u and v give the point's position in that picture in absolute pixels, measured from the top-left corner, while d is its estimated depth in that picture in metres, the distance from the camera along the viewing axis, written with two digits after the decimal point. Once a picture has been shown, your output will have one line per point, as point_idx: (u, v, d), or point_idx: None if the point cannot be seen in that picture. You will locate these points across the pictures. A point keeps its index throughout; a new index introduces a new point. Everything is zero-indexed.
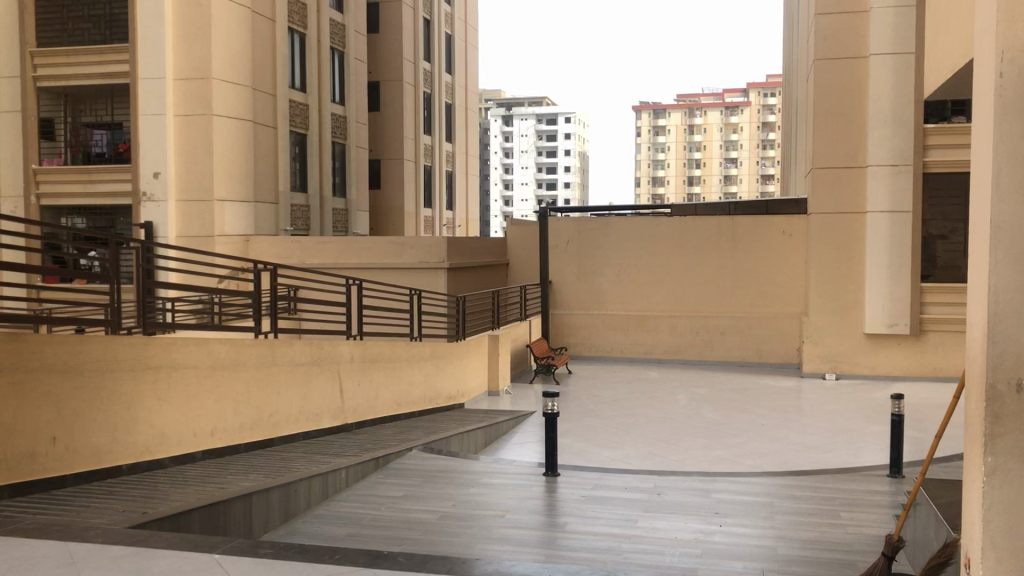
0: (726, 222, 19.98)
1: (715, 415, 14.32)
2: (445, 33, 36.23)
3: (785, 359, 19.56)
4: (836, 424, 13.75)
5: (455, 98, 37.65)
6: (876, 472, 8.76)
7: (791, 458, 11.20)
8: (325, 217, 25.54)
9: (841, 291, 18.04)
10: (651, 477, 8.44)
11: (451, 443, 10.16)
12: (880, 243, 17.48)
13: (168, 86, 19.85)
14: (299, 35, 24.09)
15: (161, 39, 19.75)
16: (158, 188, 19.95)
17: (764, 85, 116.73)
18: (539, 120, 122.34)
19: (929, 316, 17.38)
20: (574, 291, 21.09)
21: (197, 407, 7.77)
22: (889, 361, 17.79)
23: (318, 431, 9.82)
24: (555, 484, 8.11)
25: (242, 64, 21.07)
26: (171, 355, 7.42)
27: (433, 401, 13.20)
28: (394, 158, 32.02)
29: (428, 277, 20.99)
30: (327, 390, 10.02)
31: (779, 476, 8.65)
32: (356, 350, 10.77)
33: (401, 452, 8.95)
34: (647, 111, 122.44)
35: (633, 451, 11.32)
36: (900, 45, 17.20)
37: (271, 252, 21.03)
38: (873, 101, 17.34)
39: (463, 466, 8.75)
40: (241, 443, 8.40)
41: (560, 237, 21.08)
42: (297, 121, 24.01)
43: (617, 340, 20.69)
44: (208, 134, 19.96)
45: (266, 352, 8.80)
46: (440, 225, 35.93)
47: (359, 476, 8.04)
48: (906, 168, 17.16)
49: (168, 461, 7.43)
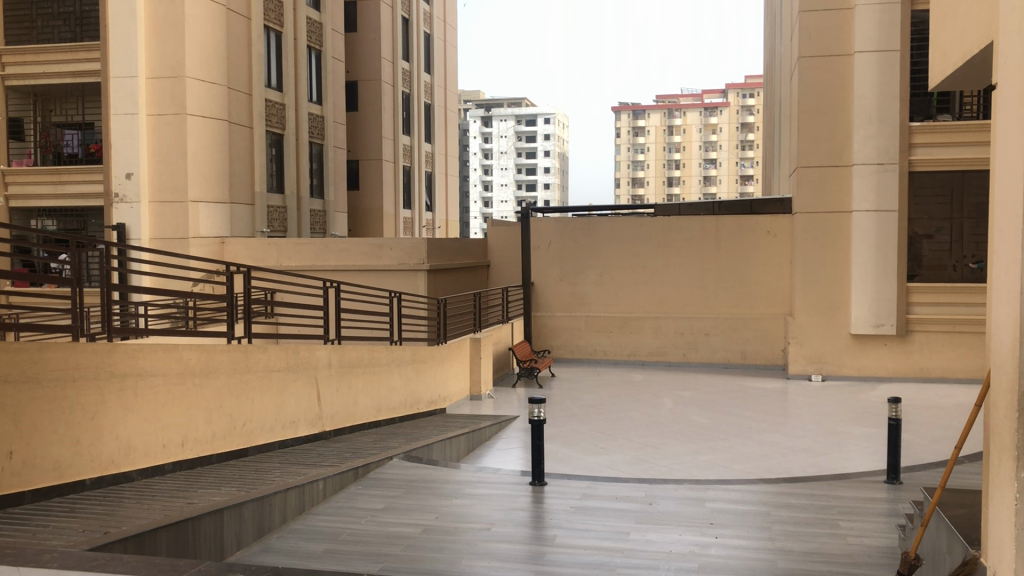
0: (710, 222, 19.76)
1: (702, 418, 14.06)
2: (424, 33, 35.83)
3: (771, 360, 19.35)
4: (825, 426, 13.52)
5: (434, 98, 37.28)
6: (872, 478, 8.51)
7: (782, 462, 10.94)
8: (303, 218, 25.12)
9: (826, 291, 17.86)
10: (642, 486, 8.14)
11: (433, 450, 9.83)
12: (865, 243, 17.33)
13: (141, 85, 19.42)
14: (275, 34, 23.65)
15: (134, 37, 19.32)
16: (131, 189, 19.48)
17: (744, 87, 117.38)
18: (519, 121, 122.13)
19: (915, 316, 17.26)
20: (557, 293, 20.78)
21: (166, 416, 7.40)
22: (875, 362, 17.63)
23: (295, 440, 9.44)
24: (542, 494, 7.79)
25: (217, 63, 20.62)
26: (137, 362, 7.05)
27: (413, 406, 12.84)
28: (372, 159, 31.62)
29: (408, 280, 20.62)
30: (304, 397, 9.65)
31: (773, 482, 8.38)
32: (334, 355, 10.41)
33: (381, 461, 8.60)
34: (626, 112, 122.39)
35: (621, 456, 11.01)
36: (885, 42, 17.04)
37: (248, 254, 20.59)
38: (858, 99, 17.19)
39: (446, 475, 8.41)
40: (212, 454, 8.01)
41: (542, 238, 20.78)
42: (274, 121, 23.58)
43: (600, 342, 20.40)
44: (182, 134, 19.48)
45: (239, 358, 8.43)
46: (419, 226, 35.57)
47: (338, 488, 7.68)
48: (891, 167, 17.07)
49: (133, 474, 7.03)
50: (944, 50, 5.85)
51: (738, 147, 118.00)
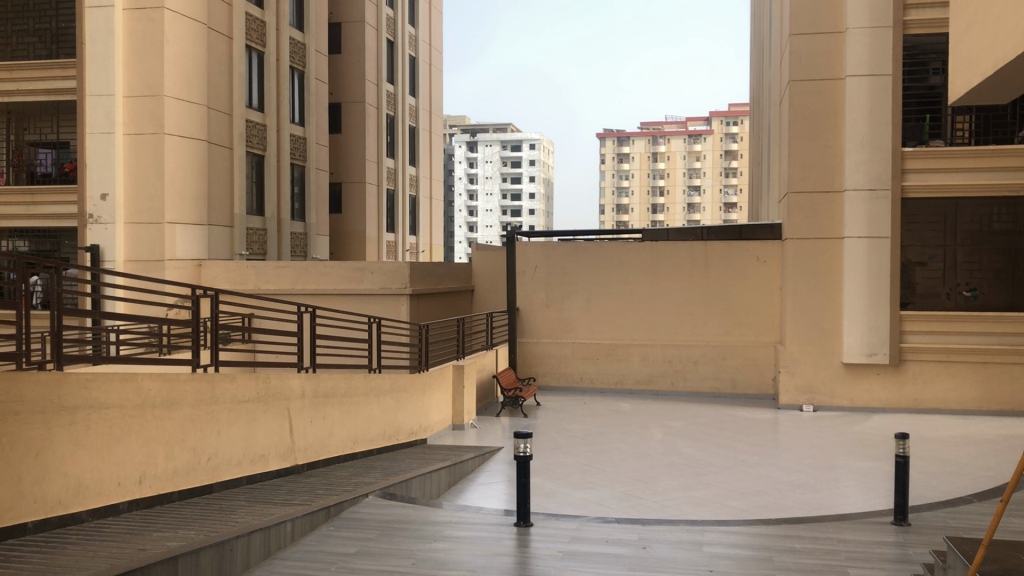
0: (699, 247, 19.41)
1: (693, 450, 13.55)
2: (409, 56, 35.48)
3: (761, 390, 18.90)
4: (818, 459, 13.08)
5: (419, 121, 36.88)
6: (878, 519, 8.00)
7: (779, 499, 10.44)
8: (283, 241, 24.57)
9: (818, 319, 17.43)
10: (634, 528, 7.61)
11: (411, 486, 9.27)
12: (858, 269, 16.99)
13: (118, 103, 18.94)
14: (257, 54, 23.22)
15: (112, 55, 18.87)
16: (106, 210, 18.95)
17: (728, 115, 116.66)
18: (504, 146, 122.24)
19: (908, 345, 16.90)
20: (542, 319, 20.28)
21: (121, 451, 6.85)
22: (868, 392, 17.19)
23: (264, 475, 8.88)
24: (528, 536, 7.26)
25: (196, 81, 20.13)
26: (89, 394, 6.53)
27: (393, 437, 12.29)
28: (356, 181, 31.12)
29: (390, 305, 20.08)
30: (274, 428, 9.10)
31: (773, 524, 7.88)
32: (309, 386, 9.88)
33: (356, 499, 8.05)
34: (608, 138, 123.23)
35: (610, 492, 10.49)
36: (876, 66, 16.78)
37: (226, 277, 20.12)
38: (850, 123, 16.92)
39: (426, 515, 7.86)
40: (173, 491, 7.45)
41: (527, 262, 20.32)
42: (254, 142, 23.02)
43: (587, 369, 19.90)
44: (159, 154, 18.92)
45: (205, 388, 7.89)
46: (402, 250, 35.03)
47: (307, 529, 7.11)
48: (884, 193, 16.76)
49: (84, 515, 6.47)
50: (968, 60, 5.48)
51: (722, 173, 117.65)
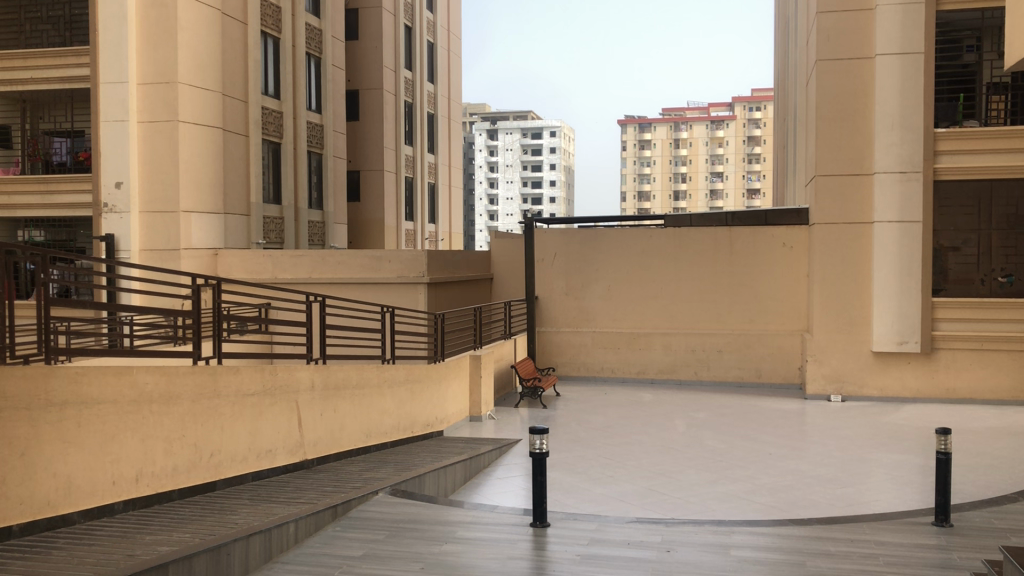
0: (724, 233, 18.91)
1: (718, 443, 13.11)
2: (427, 41, 35.03)
3: (787, 379, 18.40)
4: (848, 452, 12.59)
5: (438, 108, 36.42)
6: (917, 519, 7.53)
7: (808, 495, 9.99)
8: (300, 230, 24.26)
9: (847, 305, 16.89)
10: (658, 529, 7.20)
11: (425, 483, 8.89)
12: (889, 254, 16.42)
13: (132, 91, 18.63)
14: (273, 40, 22.88)
15: (125, 42, 18.54)
16: (121, 198, 18.65)
17: (750, 100, 116.38)
18: (524, 134, 121.57)
19: (941, 332, 16.33)
20: (562, 308, 19.87)
21: (115, 449, 6.54)
22: (898, 381, 16.64)
23: (271, 471, 8.53)
24: (544, 538, 6.87)
25: (211, 68, 19.82)
26: (82, 389, 6.22)
27: (408, 430, 11.93)
28: (374, 169, 30.78)
29: (407, 293, 19.73)
30: (282, 423, 8.74)
31: (804, 524, 7.44)
32: (318, 377, 9.51)
33: (365, 497, 7.68)
34: (630, 125, 120.79)
35: (630, 488, 10.09)
36: (907, 44, 16.17)
37: (242, 266, 19.83)
38: (880, 104, 16.33)
39: (437, 514, 7.48)
40: (174, 489, 7.13)
41: (547, 249, 19.92)
42: (270, 130, 22.68)
43: (608, 359, 19.45)
44: (173, 142, 18.63)
45: (206, 381, 7.54)
46: (421, 239, 34.69)
47: (312, 530, 6.77)
48: (915, 175, 16.18)
49: (76, 516, 6.17)
50: None
51: (745, 160, 116.77)
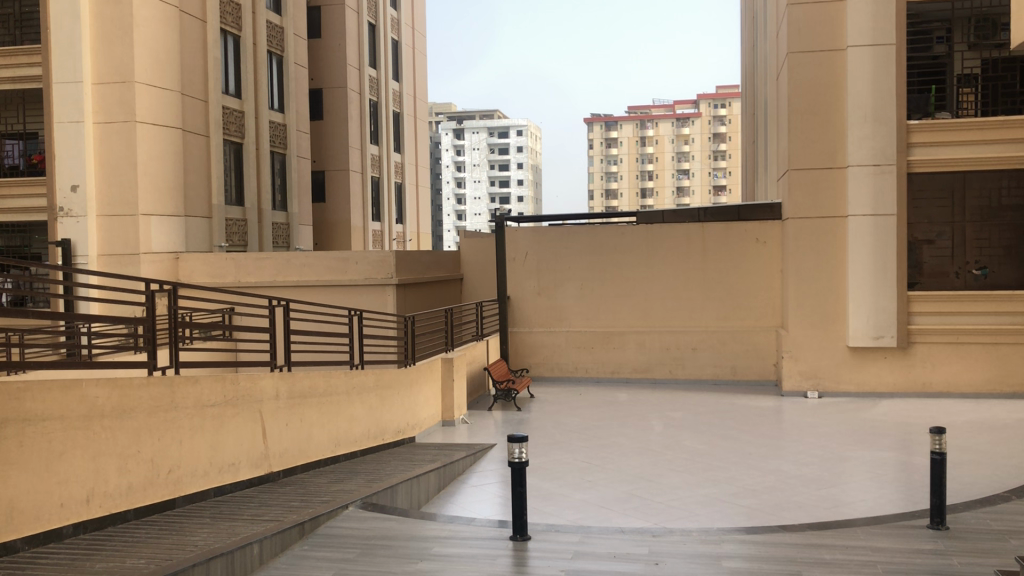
0: (696, 229, 18.66)
1: (697, 443, 12.83)
2: (391, 39, 34.53)
3: (762, 376, 18.21)
4: (829, 449, 12.37)
5: (403, 107, 35.91)
6: (911, 522, 7.27)
7: (792, 495, 9.73)
8: (265, 232, 23.68)
9: (821, 302, 16.71)
10: (645, 540, 6.86)
11: (397, 494, 8.48)
12: (863, 248, 16.25)
13: (87, 91, 17.96)
14: (233, 38, 22.31)
15: (79, 40, 17.82)
16: (78, 202, 17.94)
17: (715, 97, 117.34)
18: (491, 133, 121.22)
19: (916, 326, 16.20)
20: (534, 307, 19.51)
21: (63, 468, 6.08)
22: (874, 377, 16.49)
23: (235, 486, 8.07)
24: (526, 552, 6.51)
25: (168, 65, 19.22)
26: (23, 406, 5.77)
27: (378, 437, 11.50)
28: (339, 169, 30.27)
29: (375, 295, 19.27)
30: (245, 434, 8.27)
31: (795, 530, 7.16)
32: (283, 386, 9.06)
33: (335, 512, 7.26)
34: (596, 123, 120.66)
35: (611, 493, 9.75)
36: (878, 36, 16.03)
37: (205, 270, 19.26)
38: (852, 97, 16.16)
39: (413, 529, 7.08)
40: (128, 509, 6.68)
41: (518, 248, 19.55)
42: (232, 130, 22.10)
43: (582, 359, 19.12)
44: (131, 143, 18.03)
45: (163, 392, 7.08)
46: (389, 239, 34.20)
47: (278, 550, 6.34)
48: (889, 168, 16.04)
49: (19, 543, 5.72)
50: None
51: (710, 157, 117.26)
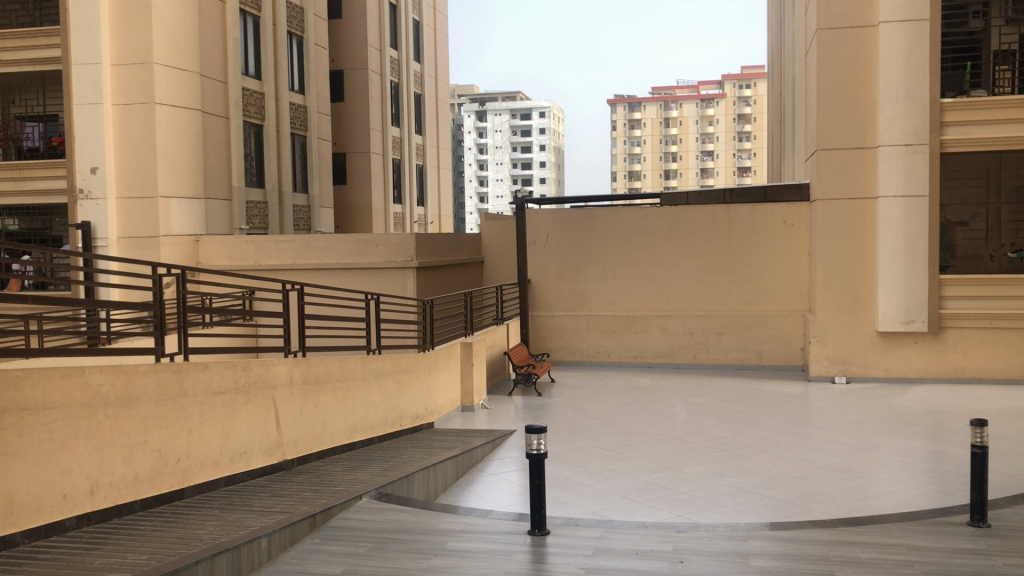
0: (722, 211, 18.26)
1: (722, 431, 12.51)
2: (412, 20, 34.13)
3: (789, 361, 17.84)
4: (858, 437, 12.03)
5: (425, 88, 35.55)
6: (950, 519, 6.96)
7: (822, 486, 9.42)
8: (285, 215, 23.51)
9: (850, 286, 16.29)
10: (669, 536, 6.58)
11: (413, 484, 8.26)
12: (894, 231, 15.80)
13: (106, 72, 17.77)
14: (252, 18, 22.06)
15: (98, 21, 17.62)
16: (97, 184, 17.86)
17: (740, 77, 115.94)
18: (513, 115, 120.61)
19: (948, 311, 15.73)
20: (555, 291, 19.21)
21: (65, 459, 5.89)
22: (904, 362, 16.08)
23: (247, 474, 7.87)
24: (544, 548, 6.25)
25: (188, 46, 19.01)
26: (20, 395, 5.57)
27: (396, 424, 11.28)
28: (360, 151, 30.03)
29: (396, 279, 19.05)
30: (257, 422, 8.05)
31: (826, 527, 6.86)
32: (297, 371, 8.84)
33: (347, 503, 7.05)
34: (620, 104, 119.71)
35: (633, 483, 9.48)
36: (912, 11, 15.49)
37: (224, 253, 19.11)
38: (884, 75, 15.67)
39: (427, 522, 6.85)
40: (134, 500, 6.49)
41: (539, 230, 19.22)
42: (252, 111, 21.89)
43: (604, 343, 18.82)
44: (150, 125, 17.83)
45: (171, 380, 6.87)
46: (410, 222, 33.98)
47: (288, 543, 6.13)
48: (921, 148, 15.55)
49: (18, 538, 5.55)
50: None
51: (735, 138, 116.03)
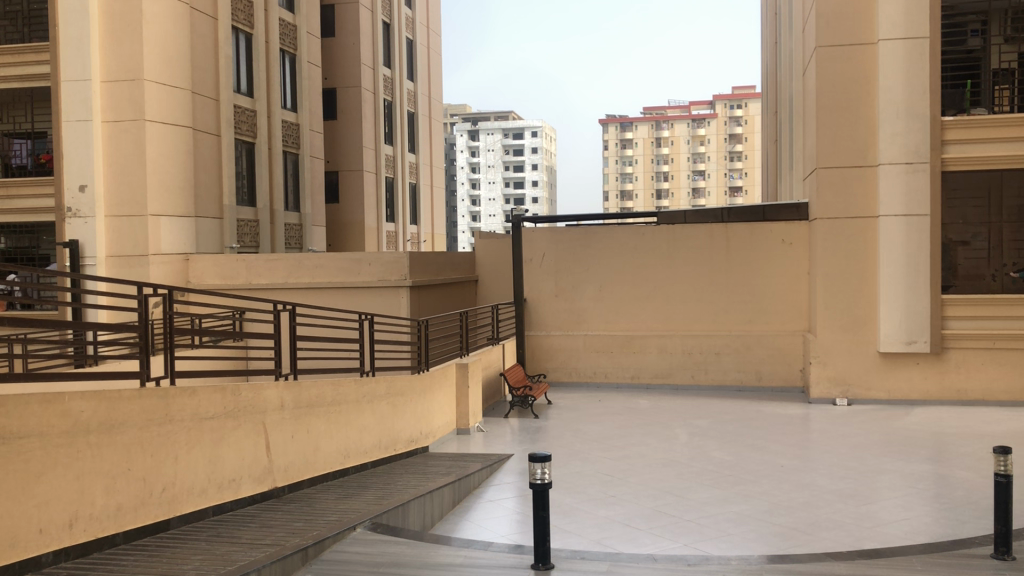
0: (720, 230, 18.02)
1: (725, 454, 12.22)
2: (406, 38, 33.98)
3: (788, 382, 17.57)
4: (863, 461, 11.74)
5: (418, 107, 35.37)
6: (971, 551, 6.67)
7: (831, 513, 9.12)
8: (277, 233, 23.21)
9: (850, 306, 16.06)
10: (679, 570, 6.27)
11: (409, 513, 7.94)
12: (895, 250, 15.57)
13: (95, 88, 17.48)
14: (244, 35, 21.82)
15: (88, 37, 17.33)
16: (86, 202, 17.51)
17: (731, 97, 116.26)
18: (506, 134, 120.76)
19: (951, 332, 15.50)
20: (551, 310, 18.92)
21: (42, 490, 5.57)
22: (906, 383, 15.82)
23: (235, 503, 7.54)
24: None
25: (179, 62, 18.77)
26: None
27: (390, 449, 10.94)
28: (353, 170, 29.80)
29: (389, 298, 18.74)
30: (246, 449, 7.72)
31: (843, 560, 6.56)
32: (288, 395, 8.50)
33: (341, 534, 6.73)
34: (612, 124, 120.07)
35: (636, 509, 9.17)
36: (911, 28, 15.34)
37: (215, 272, 18.76)
38: (884, 92, 15.48)
39: (425, 555, 6.54)
40: (117, 533, 6.16)
41: (535, 249, 18.96)
42: (243, 129, 21.62)
43: (600, 363, 18.52)
44: (140, 142, 17.52)
45: (157, 406, 6.55)
46: (403, 241, 33.71)
47: None
48: (922, 166, 15.35)
49: None
50: None
51: (726, 157, 116.31)
